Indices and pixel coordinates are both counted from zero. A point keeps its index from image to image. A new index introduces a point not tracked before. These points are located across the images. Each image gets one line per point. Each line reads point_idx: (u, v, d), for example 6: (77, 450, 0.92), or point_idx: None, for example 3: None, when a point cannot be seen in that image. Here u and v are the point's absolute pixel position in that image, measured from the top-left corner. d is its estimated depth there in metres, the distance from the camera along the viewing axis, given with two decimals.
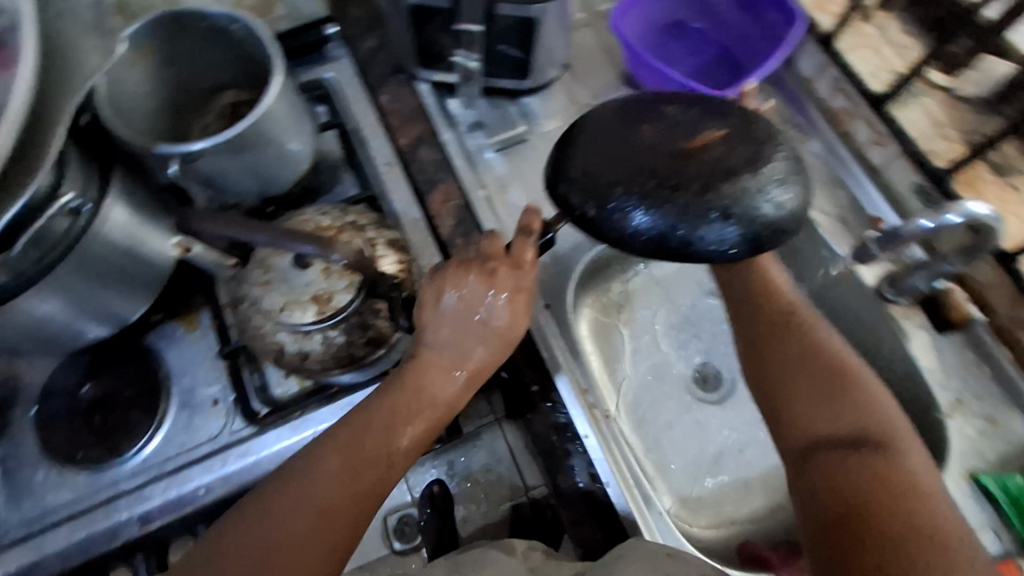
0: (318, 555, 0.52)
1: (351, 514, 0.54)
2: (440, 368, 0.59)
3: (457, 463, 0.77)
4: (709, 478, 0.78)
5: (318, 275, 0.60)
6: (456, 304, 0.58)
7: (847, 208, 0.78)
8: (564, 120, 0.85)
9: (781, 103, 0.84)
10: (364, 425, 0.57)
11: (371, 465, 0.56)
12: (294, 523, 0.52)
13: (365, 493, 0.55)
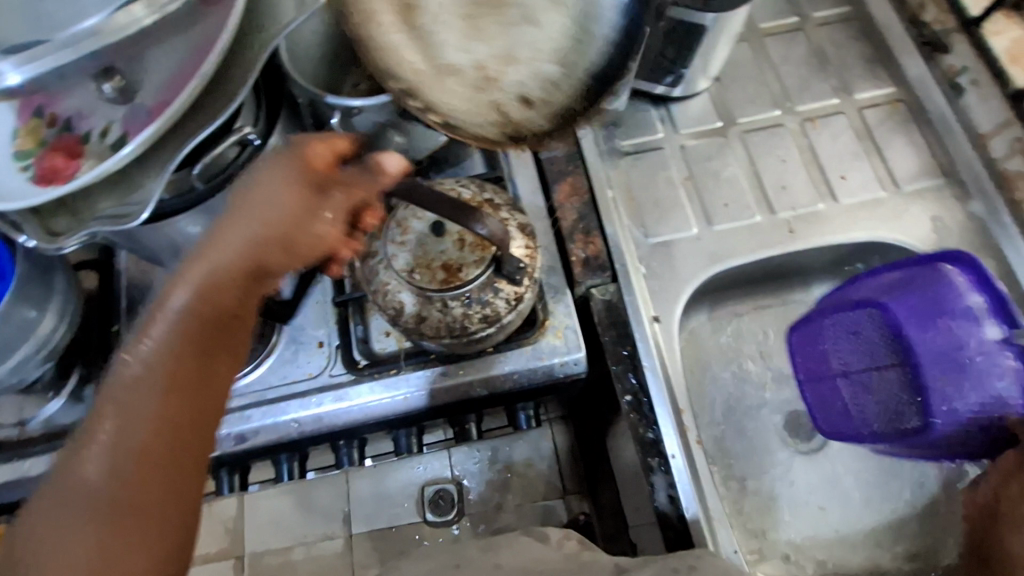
0: (100, 549, 0.39)
1: (166, 464, 0.41)
2: (238, 253, 0.48)
3: (501, 456, 0.87)
4: (791, 530, 0.73)
5: (453, 245, 0.63)
6: (265, 188, 0.50)
7: (998, 278, 0.73)
8: (705, 133, 0.83)
9: (944, 153, 0.78)
10: (133, 379, 0.42)
11: (159, 398, 0.42)
12: (88, 528, 0.39)
13: (172, 430, 0.42)
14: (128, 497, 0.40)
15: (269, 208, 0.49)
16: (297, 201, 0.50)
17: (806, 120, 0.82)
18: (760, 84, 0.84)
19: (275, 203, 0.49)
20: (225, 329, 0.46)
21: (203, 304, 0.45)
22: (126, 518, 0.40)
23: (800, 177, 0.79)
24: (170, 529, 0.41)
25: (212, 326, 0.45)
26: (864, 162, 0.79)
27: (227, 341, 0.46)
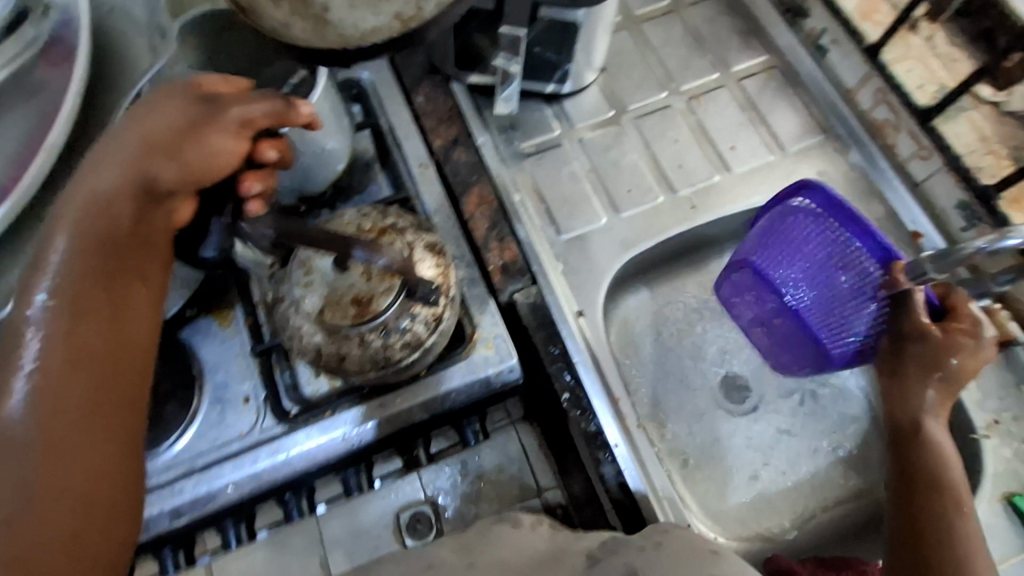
0: (83, 436, 0.48)
1: (98, 393, 0.50)
2: (145, 167, 0.55)
3: (469, 463, 0.76)
4: (739, 491, 0.76)
5: (360, 277, 0.61)
6: (156, 112, 0.56)
7: (885, 221, 0.78)
8: (600, 124, 0.84)
9: (822, 112, 0.83)
10: (94, 272, 0.52)
11: (66, 350, 0.49)
12: (61, 407, 0.48)
13: (96, 366, 0.50)
14: (72, 419, 0.48)
15: (129, 171, 0.55)
16: (180, 126, 0.56)
17: (692, 98, 0.85)
18: (645, 70, 0.87)
19: (125, 174, 0.54)
20: (128, 284, 0.54)
21: (84, 265, 0.52)
22: (71, 441, 0.47)
23: (694, 154, 0.82)
24: (109, 447, 0.48)
25: (111, 278, 0.53)
26: (750, 131, 0.83)
27: (128, 264, 0.55)
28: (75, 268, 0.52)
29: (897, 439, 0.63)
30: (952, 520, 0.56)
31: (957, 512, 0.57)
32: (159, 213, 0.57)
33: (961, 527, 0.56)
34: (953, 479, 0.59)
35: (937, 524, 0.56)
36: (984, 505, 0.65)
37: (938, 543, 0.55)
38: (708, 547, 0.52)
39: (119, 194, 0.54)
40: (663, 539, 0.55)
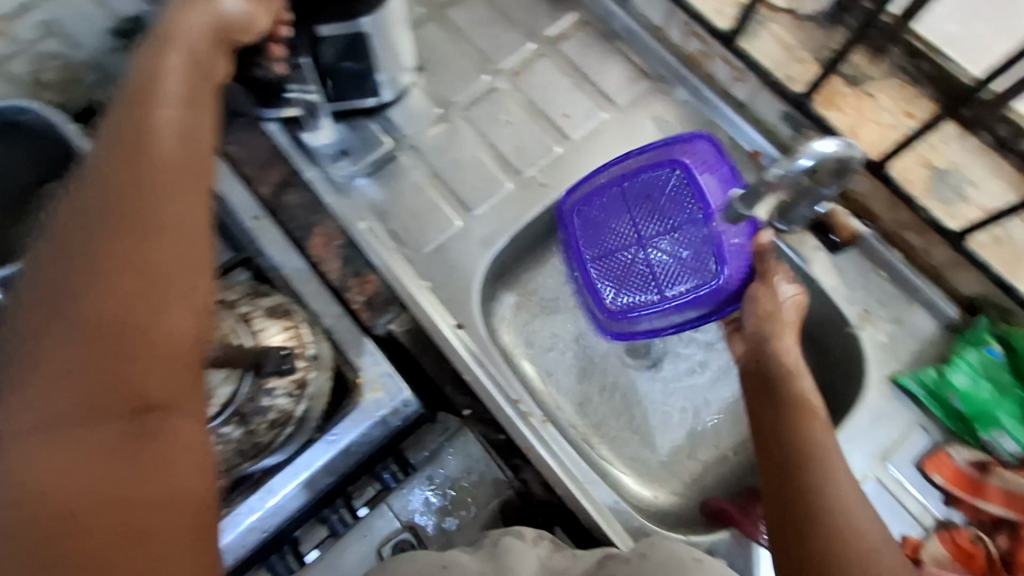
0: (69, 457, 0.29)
1: (111, 392, 0.31)
2: (142, 123, 0.37)
3: (434, 477, 0.72)
4: (663, 447, 0.76)
5: (203, 369, 0.60)
6: (156, 60, 0.41)
7: (725, 149, 0.79)
8: (430, 125, 0.80)
9: (641, 57, 0.83)
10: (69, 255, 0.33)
11: (39, 289, 0.32)
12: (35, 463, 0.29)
13: (135, 285, 0.32)
14: (74, 486, 0.29)
15: (187, 113, 0.39)
16: (183, 78, 0.41)
17: (514, 75, 0.82)
18: (461, 58, 0.83)
19: (183, 87, 0.40)
20: (176, 216, 0.35)
21: (147, 168, 0.35)
22: (99, 424, 0.30)
23: (530, 131, 0.80)
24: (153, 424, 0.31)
25: (169, 206, 0.35)
26: (578, 93, 0.81)
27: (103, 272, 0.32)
28: (89, 181, 0.35)
29: (767, 389, 0.61)
30: (810, 441, 0.53)
31: (818, 431, 0.54)
32: (158, 165, 0.36)
33: (825, 448, 0.52)
34: (817, 412, 0.56)
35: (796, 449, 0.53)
36: (872, 393, 0.68)
37: (803, 464, 0.51)
38: (688, 554, 0.47)
39: (149, 122, 0.37)
40: (648, 548, 0.49)
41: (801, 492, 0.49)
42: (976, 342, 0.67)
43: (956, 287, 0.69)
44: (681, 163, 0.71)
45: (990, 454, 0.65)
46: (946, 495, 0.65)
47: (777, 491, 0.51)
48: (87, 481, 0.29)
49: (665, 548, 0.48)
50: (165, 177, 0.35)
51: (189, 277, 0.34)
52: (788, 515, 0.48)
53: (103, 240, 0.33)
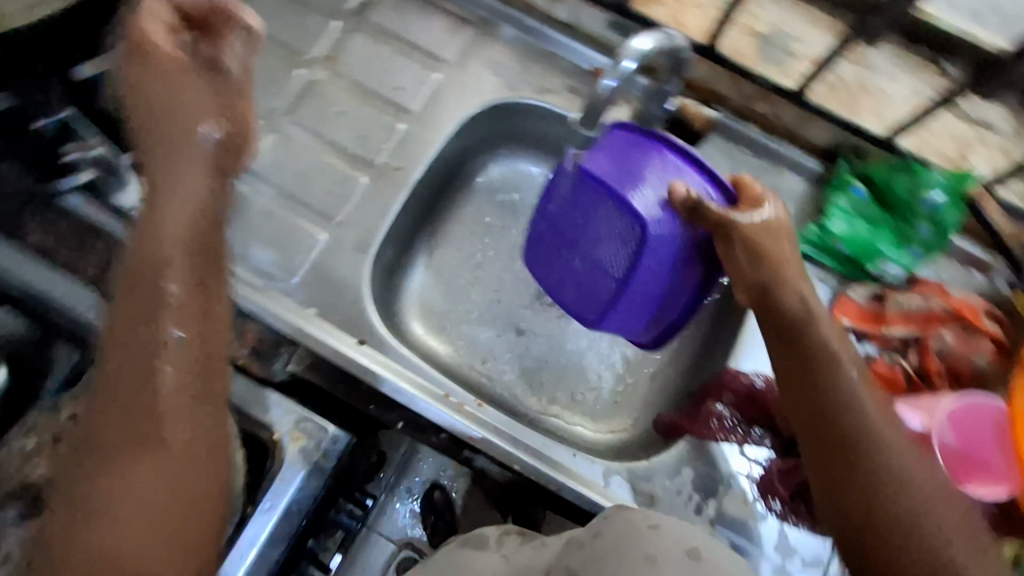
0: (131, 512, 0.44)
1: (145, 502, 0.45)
2: (139, 308, 0.49)
3: (413, 487, 0.84)
4: (605, 381, 0.76)
5: None
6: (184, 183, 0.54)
7: (568, 74, 0.76)
8: (255, 141, 0.71)
9: (455, 4, 0.77)
10: (112, 391, 0.47)
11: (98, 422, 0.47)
12: (118, 507, 0.44)
13: (145, 425, 0.47)
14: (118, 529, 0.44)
15: (202, 316, 0.51)
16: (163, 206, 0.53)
17: (329, 61, 0.75)
18: (264, 59, 0.74)
19: (190, 262, 0.52)
20: (199, 379, 0.50)
21: (186, 354, 0.49)
22: (147, 496, 0.45)
23: (367, 116, 0.73)
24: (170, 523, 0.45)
25: (196, 375, 0.49)
26: (403, 62, 0.75)
27: (130, 395, 0.47)
28: (104, 350, 0.49)
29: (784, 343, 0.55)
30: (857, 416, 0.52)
31: (851, 401, 0.52)
32: (148, 363, 0.48)
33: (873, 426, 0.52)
34: (844, 360, 0.54)
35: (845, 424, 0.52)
36: None
37: (852, 447, 0.51)
38: (645, 523, 0.45)
39: (145, 319, 0.49)
40: (605, 521, 0.47)
41: (868, 484, 0.50)
42: (842, 186, 0.68)
43: (813, 142, 0.71)
44: (671, 147, 0.56)
45: (883, 284, 0.68)
46: (857, 335, 0.67)
47: (833, 473, 0.51)
48: (137, 533, 0.44)
49: (624, 514, 0.47)
50: (186, 368, 0.49)
51: (209, 417, 0.49)
52: (854, 507, 0.50)
53: (151, 380, 0.48)
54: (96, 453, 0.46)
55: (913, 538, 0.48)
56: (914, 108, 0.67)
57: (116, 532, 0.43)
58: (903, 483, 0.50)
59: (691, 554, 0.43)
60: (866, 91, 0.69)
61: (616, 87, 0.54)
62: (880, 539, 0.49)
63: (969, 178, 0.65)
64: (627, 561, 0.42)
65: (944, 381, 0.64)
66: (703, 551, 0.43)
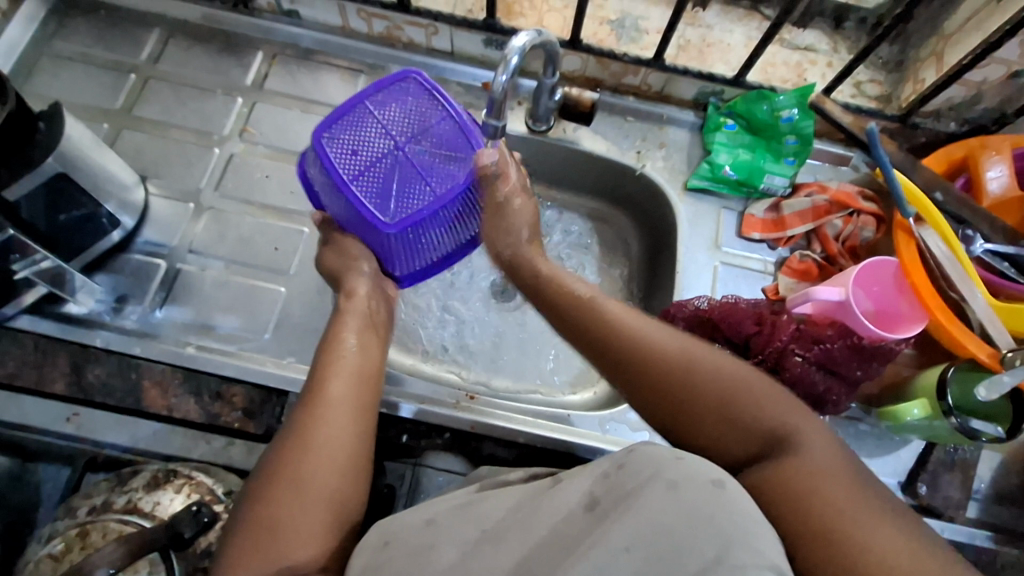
0: (309, 517, 0.48)
1: (339, 487, 0.51)
2: (341, 360, 0.58)
3: None
4: (574, 349, 0.83)
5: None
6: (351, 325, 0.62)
7: (462, 95, 0.85)
8: (188, 222, 0.75)
9: (343, 57, 0.85)
10: (314, 414, 0.54)
11: (298, 429, 0.53)
12: (292, 516, 0.48)
13: (355, 418, 0.55)
14: (292, 528, 0.48)
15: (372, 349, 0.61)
16: (372, 324, 0.63)
17: (242, 133, 0.80)
18: (179, 147, 0.78)
19: (367, 325, 0.63)
20: (362, 388, 0.57)
21: (356, 363, 0.59)
22: (320, 476, 0.50)
23: (290, 175, 0.78)
24: (330, 514, 0.49)
25: (355, 387, 0.57)
26: (310, 120, 0.81)
27: (321, 415, 0.54)
28: (323, 357, 0.59)
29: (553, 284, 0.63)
30: (638, 338, 0.53)
31: (626, 321, 0.55)
32: (344, 394, 0.56)
33: (647, 344, 0.52)
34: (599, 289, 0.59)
35: (633, 353, 0.53)
36: (679, 205, 0.80)
37: (619, 342, 0.54)
38: (671, 454, 0.42)
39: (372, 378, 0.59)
40: (628, 455, 0.44)
41: (661, 386, 0.50)
42: (717, 126, 0.80)
43: (682, 97, 0.82)
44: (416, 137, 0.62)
45: (775, 196, 0.79)
46: (767, 243, 0.78)
47: (637, 393, 0.52)
48: (303, 506, 0.49)
49: (647, 445, 0.44)
50: (354, 375, 0.58)
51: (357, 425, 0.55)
52: (671, 413, 0.50)
53: (332, 389, 0.56)
54: (295, 424, 0.53)
55: (713, 428, 0.47)
56: (748, 49, 0.81)
57: (296, 496, 0.49)
58: (705, 386, 0.49)
59: (716, 483, 0.40)
60: (710, 45, 0.81)
61: (510, 82, 0.55)
62: (705, 429, 0.48)
63: (811, 89, 0.74)
64: (647, 496, 0.40)
65: (848, 259, 0.75)
66: (729, 483, 0.40)
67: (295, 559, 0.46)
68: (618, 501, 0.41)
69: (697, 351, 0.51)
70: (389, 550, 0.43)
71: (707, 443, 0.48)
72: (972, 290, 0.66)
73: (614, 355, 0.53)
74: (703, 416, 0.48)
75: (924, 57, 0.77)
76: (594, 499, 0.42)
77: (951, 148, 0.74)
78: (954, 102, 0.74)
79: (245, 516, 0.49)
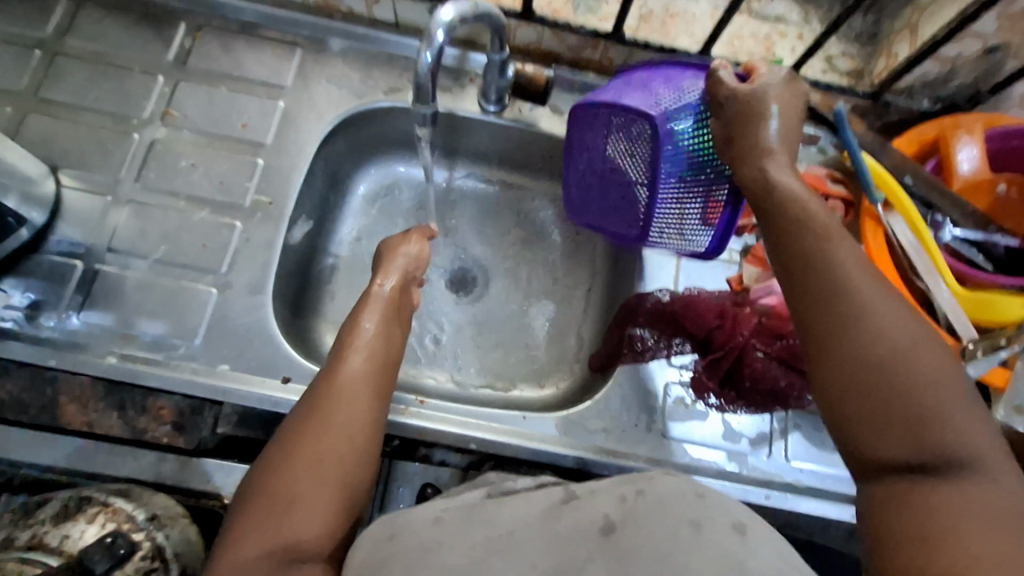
0: (321, 497, 0.46)
1: (351, 473, 0.48)
2: (363, 343, 0.57)
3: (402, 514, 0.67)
4: (533, 343, 0.79)
5: None
6: (369, 310, 0.61)
7: (407, 69, 0.78)
8: (107, 218, 0.68)
9: (275, 29, 0.77)
10: (338, 393, 0.52)
11: (314, 407, 0.51)
12: (309, 495, 0.45)
13: (378, 401, 0.54)
14: (290, 510, 0.44)
15: (387, 336, 0.59)
16: (391, 309, 0.62)
17: (164, 117, 0.72)
18: (94, 132, 0.71)
19: (387, 311, 0.61)
20: (380, 375, 0.56)
21: (376, 346, 0.57)
22: (336, 456, 0.48)
23: (220, 163, 0.71)
24: (342, 501, 0.46)
25: (375, 371, 0.55)
26: (240, 100, 0.74)
27: (345, 395, 0.52)
28: (340, 338, 0.58)
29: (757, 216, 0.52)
30: (856, 300, 0.44)
31: (840, 263, 0.45)
32: (362, 375, 0.54)
33: (869, 310, 0.43)
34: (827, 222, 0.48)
35: (841, 308, 0.44)
36: None
37: (835, 277, 0.45)
38: (692, 492, 0.40)
39: (395, 365, 0.58)
40: (647, 485, 0.41)
41: (863, 376, 0.42)
42: None
43: None
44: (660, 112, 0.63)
45: None
46: (732, 230, 0.75)
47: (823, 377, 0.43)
48: (312, 487, 0.46)
49: (668, 478, 0.41)
50: (371, 358, 0.56)
51: (377, 406, 0.53)
52: (866, 402, 0.41)
53: (345, 367, 0.54)
54: (308, 402, 0.52)
55: (903, 432, 0.40)
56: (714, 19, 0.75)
57: (312, 479, 0.46)
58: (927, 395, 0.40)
59: (739, 527, 0.37)
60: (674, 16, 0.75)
61: (435, 60, 0.53)
62: (884, 425, 0.41)
63: None
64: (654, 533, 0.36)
65: None
66: (750, 525, 0.38)
67: (299, 540, 0.43)
68: (639, 531, 0.37)
69: (926, 345, 0.42)
70: (393, 546, 0.39)
71: (872, 437, 0.41)
72: (937, 279, 0.64)
73: (826, 300, 0.45)
74: (884, 406, 0.41)
75: (898, 29, 0.72)
76: (610, 522, 0.38)
77: (923, 128, 0.71)
78: (928, 78, 0.70)
79: (246, 499, 0.46)
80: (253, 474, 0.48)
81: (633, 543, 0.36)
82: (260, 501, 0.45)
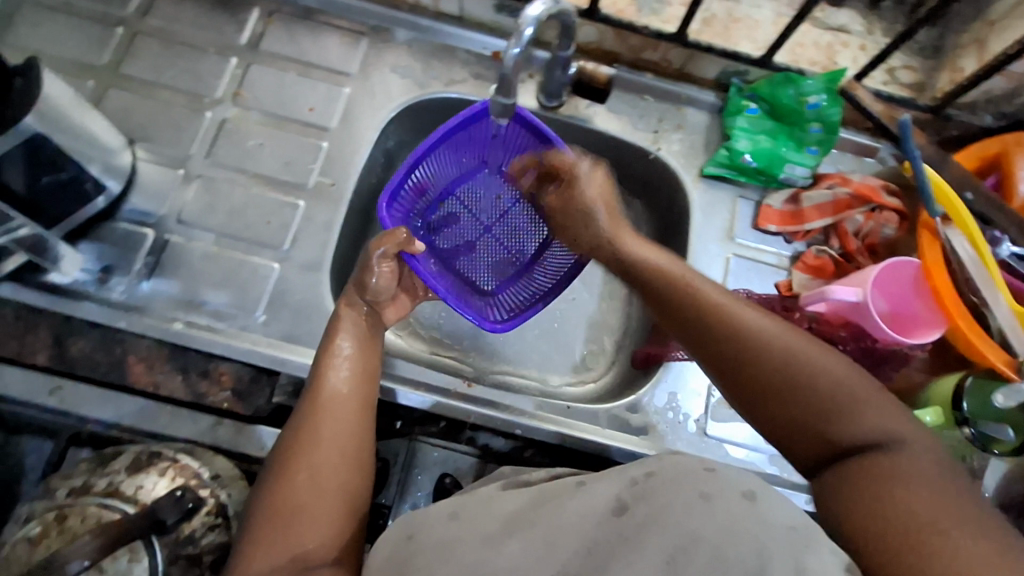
0: (320, 510, 0.49)
1: (348, 484, 0.51)
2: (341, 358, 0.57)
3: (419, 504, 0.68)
4: (576, 337, 0.80)
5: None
6: (346, 324, 0.60)
7: (469, 62, 0.80)
8: (177, 190, 0.71)
9: (344, 18, 0.80)
10: (325, 409, 0.53)
11: (304, 425, 0.53)
12: (307, 509, 0.48)
13: (365, 414, 0.55)
14: (293, 527, 0.47)
15: (368, 348, 0.59)
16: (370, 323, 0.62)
17: (236, 97, 0.75)
18: (169, 107, 0.74)
19: (361, 327, 0.60)
20: (365, 388, 0.56)
21: (357, 363, 0.58)
22: (331, 470, 0.51)
23: (286, 144, 0.74)
24: (342, 511, 0.50)
25: (359, 384, 0.56)
26: (307, 85, 0.77)
27: (331, 411, 0.53)
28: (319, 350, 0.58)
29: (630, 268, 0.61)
30: (740, 326, 0.51)
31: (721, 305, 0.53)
32: (345, 390, 0.55)
33: (745, 329, 0.51)
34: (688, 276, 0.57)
35: (731, 336, 0.51)
36: (692, 192, 0.76)
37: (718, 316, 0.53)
38: (700, 467, 0.40)
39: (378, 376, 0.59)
40: (657, 464, 0.41)
41: (779, 386, 0.48)
42: (738, 110, 0.75)
43: (704, 77, 0.78)
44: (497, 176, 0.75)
45: (795, 186, 0.75)
46: (784, 237, 0.75)
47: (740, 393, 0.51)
48: (312, 502, 0.49)
49: (677, 457, 0.42)
50: (354, 372, 0.57)
51: (364, 418, 0.54)
52: (788, 416, 0.48)
53: (328, 382, 0.55)
54: (299, 419, 0.53)
55: (832, 421, 0.47)
56: (777, 27, 0.76)
57: (312, 495, 0.49)
58: (826, 382, 0.48)
59: (749, 496, 0.38)
60: (736, 21, 0.76)
61: (522, 55, 0.53)
62: (804, 419, 0.47)
63: (841, 74, 0.70)
64: (680, 505, 0.37)
65: (865, 257, 0.72)
66: (761, 494, 0.38)
67: (306, 551, 0.46)
68: (651, 508, 0.38)
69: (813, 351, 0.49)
70: (413, 544, 0.41)
71: (796, 438, 0.48)
72: (995, 295, 0.63)
73: (711, 339, 0.52)
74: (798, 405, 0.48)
75: (965, 44, 0.72)
76: (622, 501, 0.39)
77: (983, 143, 0.70)
78: (993, 94, 0.70)
79: (255, 514, 0.49)
80: (259, 489, 0.51)
81: (649, 510, 0.37)
82: (266, 516, 0.48)
